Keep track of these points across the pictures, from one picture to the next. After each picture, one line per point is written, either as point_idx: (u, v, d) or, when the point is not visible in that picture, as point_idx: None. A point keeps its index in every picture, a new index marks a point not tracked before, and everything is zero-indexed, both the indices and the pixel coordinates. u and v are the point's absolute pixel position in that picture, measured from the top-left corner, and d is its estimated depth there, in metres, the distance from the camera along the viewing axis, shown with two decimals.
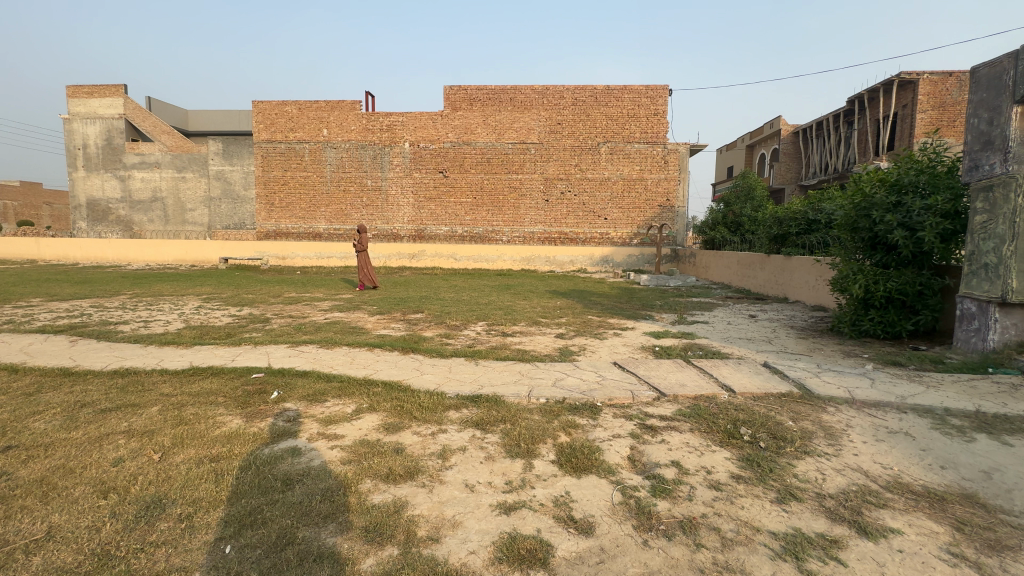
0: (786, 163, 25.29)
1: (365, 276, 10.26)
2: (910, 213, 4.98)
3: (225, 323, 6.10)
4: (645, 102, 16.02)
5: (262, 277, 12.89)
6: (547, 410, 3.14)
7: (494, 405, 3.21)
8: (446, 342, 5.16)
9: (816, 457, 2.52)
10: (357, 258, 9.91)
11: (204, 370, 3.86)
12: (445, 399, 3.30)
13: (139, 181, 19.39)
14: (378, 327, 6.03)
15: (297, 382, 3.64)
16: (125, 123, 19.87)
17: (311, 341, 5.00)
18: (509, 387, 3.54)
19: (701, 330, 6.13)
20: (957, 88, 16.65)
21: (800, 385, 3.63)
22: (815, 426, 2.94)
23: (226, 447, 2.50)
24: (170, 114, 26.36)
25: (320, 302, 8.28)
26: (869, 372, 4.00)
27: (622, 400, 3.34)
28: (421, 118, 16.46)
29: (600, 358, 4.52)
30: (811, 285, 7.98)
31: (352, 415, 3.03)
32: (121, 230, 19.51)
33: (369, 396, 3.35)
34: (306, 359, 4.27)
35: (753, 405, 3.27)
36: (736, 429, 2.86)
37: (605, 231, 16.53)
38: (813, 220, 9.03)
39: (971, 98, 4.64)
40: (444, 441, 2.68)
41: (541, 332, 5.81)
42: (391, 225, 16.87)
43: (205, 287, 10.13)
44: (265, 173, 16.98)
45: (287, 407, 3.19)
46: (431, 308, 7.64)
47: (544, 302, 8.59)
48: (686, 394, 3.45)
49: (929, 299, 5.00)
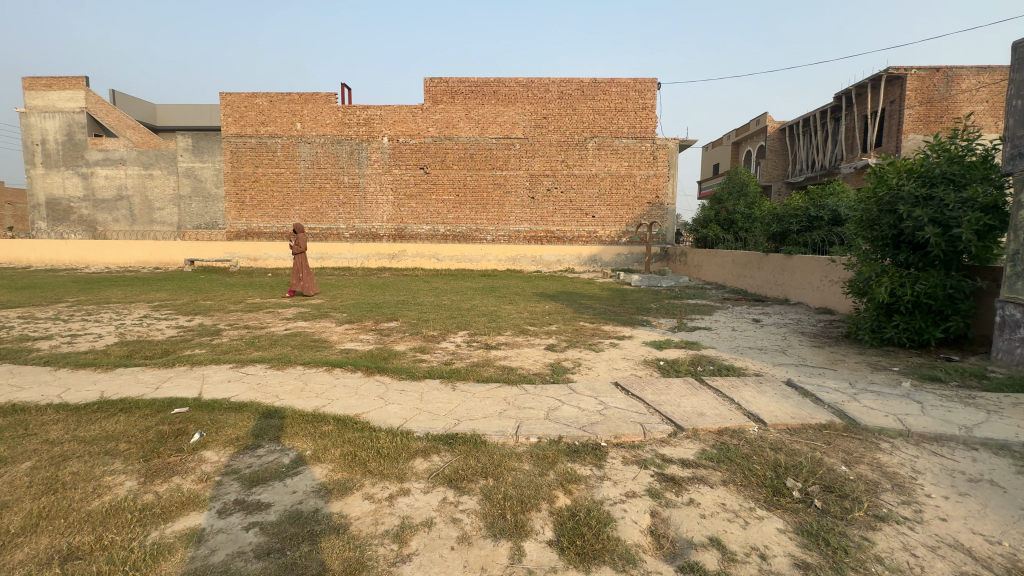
0: (773, 159, 25.10)
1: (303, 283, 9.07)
2: (943, 207, 4.44)
3: (167, 337, 5.27)
4: (633, 95, 15.47)
5: (230, 280, 11.94)
6: (539, 455, 2.49)
7: (473, 449, 2.54)
8: (420, 358, 4.47)
9: (896, 527, 1.92)
10: (295, 259, 9.01)
11: (113, 404, 3.11)
12: (411, 441, 2.62)
13: (102, 178, 18.07)
14: (343, 340, 5.28)
15: (227, 420, 2.91)
16: (87, 117, 18.59)
17: (260, 360, 4.26)
18: (492, 422, 2.87)
19: (706, 339, 5.53)
20: (944, 84, 16.50)
21: (841, 412, 3.03)
22: (876, 473, 2.34)
23: (92, 536, 1.79)
24: (137, 108, 25.01)
25: (285, 309, 7.46)
26: (913, 393, 3.43)
27: (631, 438, 2.70)
28: (399, 111, 15.65)
29: (598, 378, 3.88)
30: (816, 285, 7.54)
31: (288, 470, 2.33)
32: (84, 231, 18.26)
33: (315, 439, 2.65)
34: (247, 386, 3.53)
35: (791, 442, 2.66)
36: (780, 480, 2.25)
37: (593, 229, 15.94)
38: (815, 217, 8.60)
39: (1012, 77, 4.11)
40: (404, 511, 2.01)
41: (528, 344, 5.15)
42: (370, 224, 16.05)
43: (162, 293, 9.20)
44: (235, 169, 16.01)
45: (204, 458, 2.46)
46: (407, 315, 6.89)
47: (531, 306, 7.93)
48: (707, 427, 2.83)
49: (960, 303, 4.48)
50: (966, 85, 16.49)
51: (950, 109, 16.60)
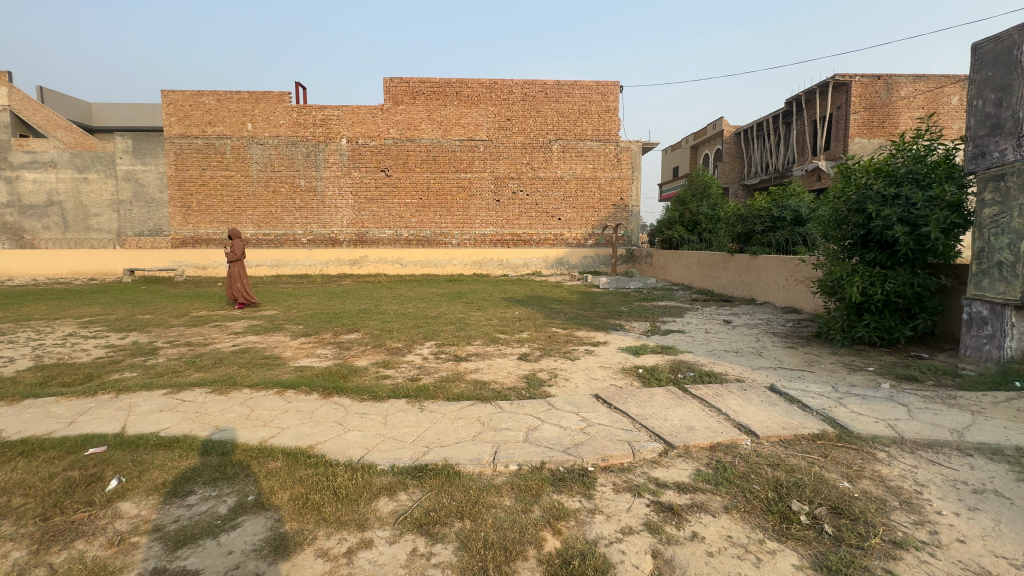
0: (729, 163, 25.89)
1: (240, 293, 8.35)
2: (910, 206, 4.47)
3: (93, 359, 4.66)
4: (596, 98, 15.50)
5: (173, 291, 11.06)
6: (521, 487, 2.21)
7: (446, 483, 2.23)
8: (383, 374, 4.09)
9: (917, 554, 1.75)
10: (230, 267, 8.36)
11: (11, 447, 2.61)
12: (374, 477, 2.28)
13: (30, 182, 16.40)
14: (298, 356, 4.82)
15: (155, 460, 2.48)
16: (10, 116, 16.89)
17: (200, 383, 3.77)
18: (466, 449, 2.56)
19: (681, 342, 5.41)
20: (885, 90, 17.41)
21: (832, 420, 2.90)
22: (881, 489, 2.19)
23: None
24: (69, 107, 23.14)
25: (234, 323, 6.86)
26: (896, 395, 3.35)
27: (619, 460, 2.47)
28: (358, 112, 15.07)
29: (577, 390, 3.63)
30: (782, 285, 7.62)
31: (225, 523, 1.95)
32: (9, 240, 16.39)
33: (260, 480, 2.27)
34: (182, 416, 3.07)
35: (788, 457, 2.49)
36: (784, 504, 2.06)
37: (559, 231, 15.82)
38: (777, 217, 8.71)
39: (972, 78, 4.17)
40: (367, 570, 1.69)
41: (501, 354, 4.85)
42: (329, 229, 15.35)
43: (95, 308, 8.32)
44: (179, 172, 14.96)
45: (122, 512, 2.05)
46: (369, 326, 6.46)
47: (501, 312, 7.66)
48: (699, 443, 2.63)
49: (927, 301, 4.52)
50: (904, 92, 17.40)
51: (890, 115, 17.51)
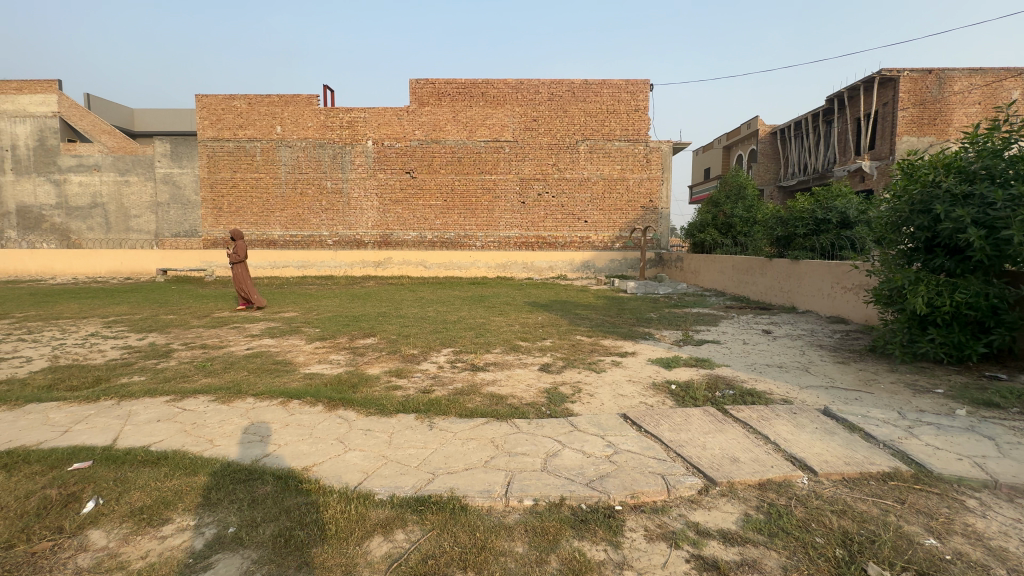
0: (764, 163, 24.90)
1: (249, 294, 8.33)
2: (986, 206, 3.95)
3: (106, 362, 4.56)
4: (625, 97, 15.03)
5: (202, 291, 11.17)
6: (535, 529, 1.89)
7: (450, 521, 1.93)
8: (395, 385, 3.83)
9: None
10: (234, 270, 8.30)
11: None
12: (369, 509, 2.01)
13: (75, 185, 16.98)
14: (309, 363, 4.62)
15: (138, 478, 2.28)
16: (60, 121, 17.42)
17: (205, 390, 3.59)
18: (474, 477, 2.26)
19: (717, 355, 4.97)
20: (937, 85, 16.29)
21: (906, 456, 2.47)
22: (979, 550, 1.78)
23: None
24: (113, 113, 24.05)
25: (253, 325, 6.75)
26: (977, 425, 2.88)
27: (652, 498, 2.12)
28: (384, 114, 15.06)
29: (602, 409, 3.28)
30: (827, 293, 7.06)
31: (195, 564, 1.71)
32: (56, 240, 17.05)
33: (243, 509, 2.03)
34: (178, 429, 2.88)
35: (857, 501, 2.09)
36: (858, 568, 1.67)
37: (585, 234, 15.40)
38: (822, 219, 8.10)
39: None
40: None
41: (520, 364, 4.53)
42: (354, 231, 15.39)
43: (124, 307, 8.40)
44: (212, 174, 15.27)
45: (89, 543, 1.84)
46: (387, 330, 6.24)
47: (524, 317, 7.34)
48: (746, 480, 2.25)
49: (1004, 314, 3.98)
50: (958, 87, 16.26)
51: (943, 112, 16.37)
